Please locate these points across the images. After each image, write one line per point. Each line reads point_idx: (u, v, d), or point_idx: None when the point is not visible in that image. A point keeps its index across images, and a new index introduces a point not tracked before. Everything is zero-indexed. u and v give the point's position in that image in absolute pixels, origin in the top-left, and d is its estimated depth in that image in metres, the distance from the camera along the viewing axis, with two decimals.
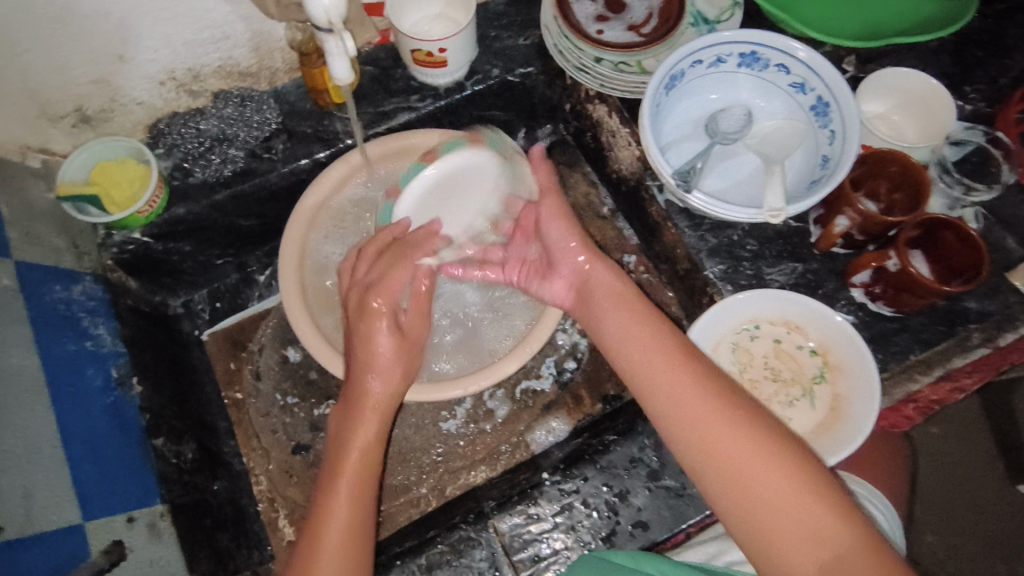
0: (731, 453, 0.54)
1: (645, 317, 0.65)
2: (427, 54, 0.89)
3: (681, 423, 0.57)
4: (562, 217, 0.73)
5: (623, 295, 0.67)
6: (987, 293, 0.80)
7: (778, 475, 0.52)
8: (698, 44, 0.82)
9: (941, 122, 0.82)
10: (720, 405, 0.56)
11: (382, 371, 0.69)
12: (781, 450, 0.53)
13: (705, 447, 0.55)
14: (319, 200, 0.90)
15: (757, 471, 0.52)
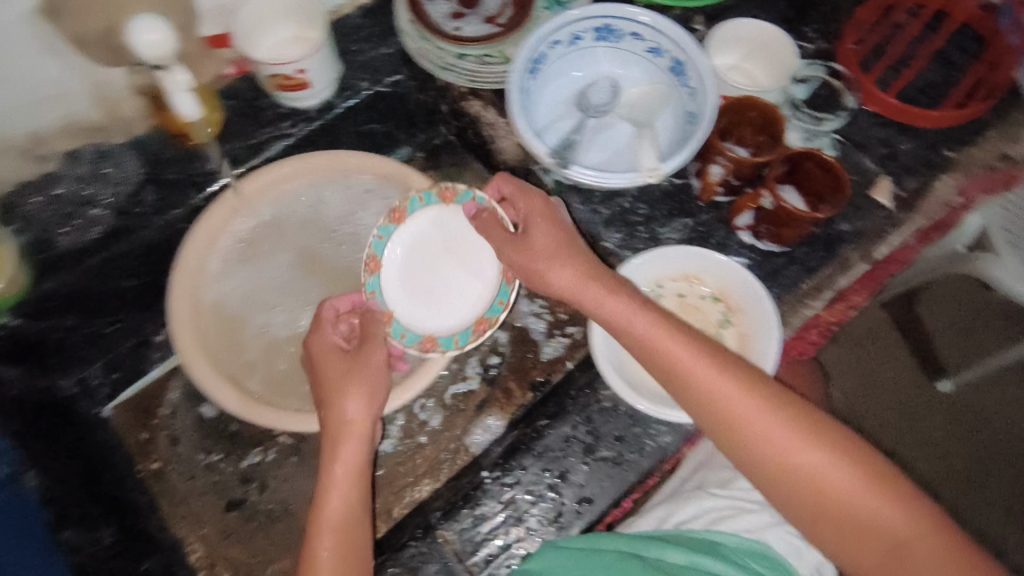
0: (775, 445, 0.58)
1: (661, 316, 0.65)
2: (286, 78, 0.87)
3: (720, 421, 0.60)
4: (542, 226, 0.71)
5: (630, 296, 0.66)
6: (857, 213, 0.86)
7: (821, 458, 0.57)
8: (552, 25, 0.84)
9: (786, 63, 0.88)
10: (776, 426, 0.58)
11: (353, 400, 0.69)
12: (819, 433, 0.57)
13: (775, 469, 0.58)
14: (204, 245, 0.85)
15: (824, 483, 0.56)
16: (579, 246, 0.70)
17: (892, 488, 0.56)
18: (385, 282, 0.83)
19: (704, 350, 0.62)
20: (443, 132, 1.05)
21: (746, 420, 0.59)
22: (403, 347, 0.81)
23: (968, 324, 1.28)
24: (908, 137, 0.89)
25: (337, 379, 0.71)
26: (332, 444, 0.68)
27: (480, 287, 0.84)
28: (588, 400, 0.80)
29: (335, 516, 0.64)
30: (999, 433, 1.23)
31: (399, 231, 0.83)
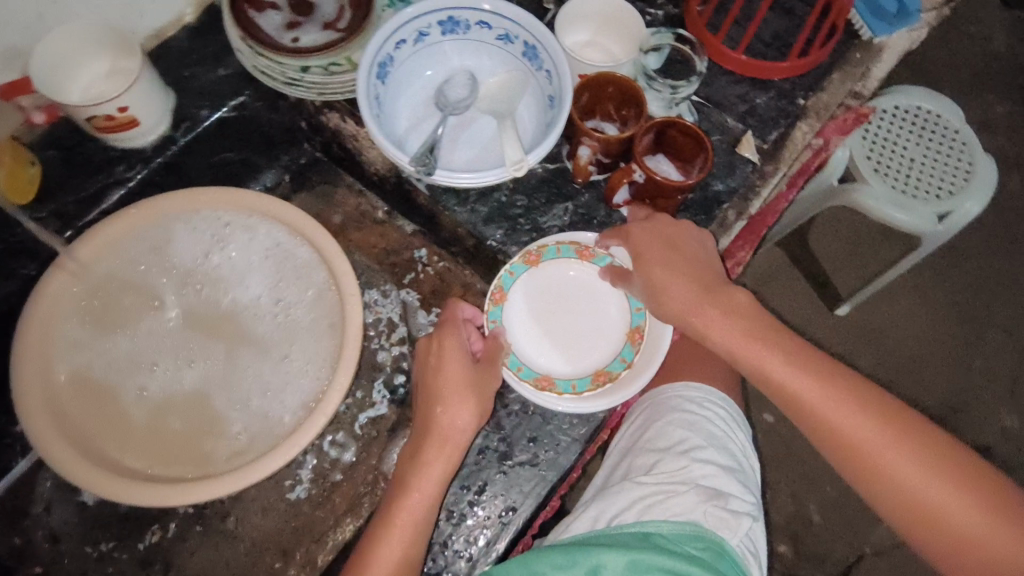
0: (874, 449, 0.61)
1: (759, 329, 0.67)
2: (107, 118, 0.78)
3: (822, 434, 0.63)
4: (652, 241, 0.72)
5: (730, 302, 0.68)
6: (727, 171, 0.87)
7: (909, 460, 0.60)
8: (394, 23, 0.79)
9: (634, 33, 0.87)
10: (883, 433, 0.61)
11: (454, 410, 0.67)
12: (910, 433, 0.61)
13: (875, 475, 0.61)
14: (44, 318, 0.76)
15: (925, 491, 0.59)
16: (679, 255, 0.70)
17: (985, 490, 0.59)
18: (508, 315, 0.79)
19: (800, 356, 0.66)
20: (309, 151, 0.98)
21: (840, 423, 0.62)
22: (519, 380, 0.74)
23: (853, 250, 1.36)
24: (763, 91, 0.91)
25: (452, 378, 0.68)
26: (438, 450, 0.66)
27: (604, 336, 0.78)
28: (496, 407, 0.77)
29: (406, 520, 0.64)
30: (899, 344, 1.31)
31: (529, 272, 0.80)
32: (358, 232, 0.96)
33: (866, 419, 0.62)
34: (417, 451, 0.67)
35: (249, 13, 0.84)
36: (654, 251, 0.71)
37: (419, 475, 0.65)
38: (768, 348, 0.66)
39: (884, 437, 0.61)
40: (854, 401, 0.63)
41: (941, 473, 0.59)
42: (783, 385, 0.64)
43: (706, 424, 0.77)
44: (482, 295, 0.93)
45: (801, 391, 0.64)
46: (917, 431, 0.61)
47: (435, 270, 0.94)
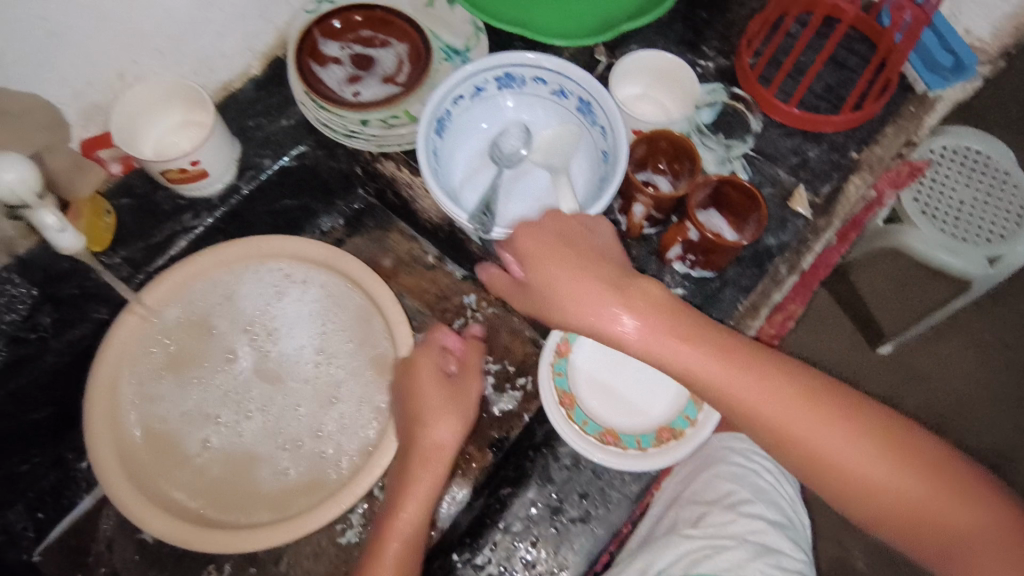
0: (829, 450, 0.58)
1: (686, 325, 0.59)
2: (180, 171, 0.81)
3: (776, 440, 0.59)
4: (557, 242, 0.62)
5: (647, 293, 0.60)
6: (779, 226, 0.87)
7: (860, 449, 0.57)
8: (453, 80, 0.81)
9: (687, 89, 0.89)
10: (838, 430, 0.58)
11: (436, 424, 0.73)
12: (864, 426, 0.58)
13: (835, 477, 0.58)
14: (116, 362, 0.79)
15: (885, 483, 0.57)
16: (581, 249, 0.61)
17: (939, 468, 0.57)
18: (572, 368, 0.79)
19: (740, 352, 0.60)
20: (363, 196, 1.02)
21: (795, 426, 0.58)
22: (584, 435, 0.75)
23: (900, 290, 1.33)
24: (815, 144, 0.91)
25: (428, 398, 0.74)
26: (425, 467, 0.72)
27: (666, 391, 0.78)
28: (548, 461, 0.78)
29: (401, 529, 0.70)
30: (944, 388, 1.28)
31: None
32: (410, 278, 0.99)
33: (820, 416, 0.58)
34: (406, 469, 0.73)
35: (311, 67, 0.87)
36: (553, 248, 0.62)
37: (406, 492, 0.71)
38: (709, 350, 0.59)
39: (840, 431, 0.58)
40: (803, 402, 0.58)
41: (900, 458, 0.57)
42: (722, 387, 0.59)
43: (753, 476, 0.76)
44: (533, 342, 0.94)
45: (748, 398, 0.59)
46: (868, 419, 0.58)
47: (485, 315, 0.96)
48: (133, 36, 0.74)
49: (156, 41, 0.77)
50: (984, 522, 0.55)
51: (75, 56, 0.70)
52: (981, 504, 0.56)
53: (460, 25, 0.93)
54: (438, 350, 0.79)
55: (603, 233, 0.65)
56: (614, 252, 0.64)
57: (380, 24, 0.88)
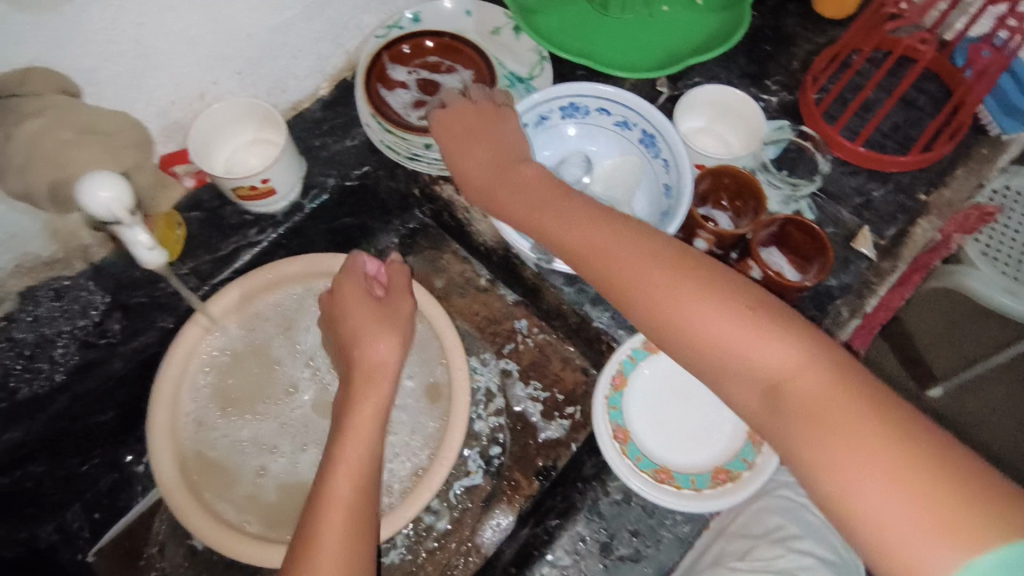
0: (698, 323, 0.55)
1: (569, 210, 0.66)
2: (250, 189, 0.83)
3: (646, 309, 0.58)
4: (468, 134, 0.77)
5: (525, 176, 0.71)
6: (841, 267, 0.85)
7: (731, 322, 0.54)
8: (520, 109, 0.83)
9: (754, 125, 0.88)
10: (709, 300, 0.55)
11: (374, 340, 0.74)
12: (742, 305, 0.55)
13: (703, 352, 0.55)
14: (178, 372, 0.80)
15: (756, 362, 0.53)
16: (489, 138, 0.76)
17: (806, 342, 0.53)
18: (626, 401, 0.79)
19: (612, 220, 0.63)
20: (418, 216, 1.04)
21: (649, 283, 0.58)
22: (638, 470, 0.74)
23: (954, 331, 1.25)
24: (881, 184, 0.89)
25: (360, 316, 0.76)
26: (365, 387, 0.71)
27: (721, 432, 0.77)
28: (598, 495, 0.78)
29: (356, 449, 0.67)
30: (997, 436, 1.23)
31: (651, 357, 0.80)
32: (461, 300, 0.99)
33: (674, 275, 0.57)
34: (351, 393, 0.71)
35: (379, 91, 0.89)
36: (468, 137, 0.77)
37: (352, 412, 0.69)
38: (579, 215, 0.65)
39: (696, 291, 0.56)
40: (669, 267, 0.58)
41: (768, 334, 0.53)
42: (596, 250, 0.61)
43: (802, 511, 0.74)
44: (583, 371, 0.94)
45: (614, 258, 0.60)
46: (734, 289, 0.56)
47: (535, 340, 0.96)
48: (213, 59, 0.77)
49: (234, 64, 0.80)
50: (852, 408, 0.49)
51: (162, 76, 0.73)
52: (854, 391, 0.50)
53: (523, 53, 0.94)
54: (363, 276, 0.80)
55: (515, 122, 0.78)
56: (517, 145, 0.76)
57: (447, 50, 0.91)
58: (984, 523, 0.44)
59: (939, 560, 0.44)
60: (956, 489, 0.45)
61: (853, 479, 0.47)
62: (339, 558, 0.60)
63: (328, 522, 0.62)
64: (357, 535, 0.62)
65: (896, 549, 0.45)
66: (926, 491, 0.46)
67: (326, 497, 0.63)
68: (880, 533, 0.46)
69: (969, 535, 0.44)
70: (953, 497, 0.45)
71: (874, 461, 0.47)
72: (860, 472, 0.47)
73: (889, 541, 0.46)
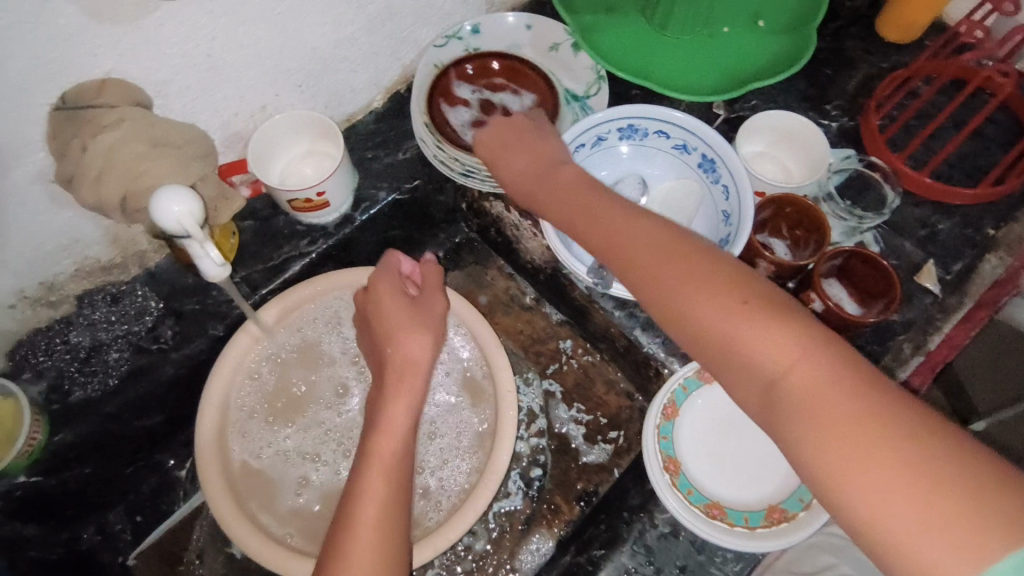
0: (701, 309, 0.54)
1: (596, 203, 0.66)
2: (305, 201, 0.84)
3: (653, 292, 0.57)
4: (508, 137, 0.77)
5: (559, 176, 0.71)
6: (905, 301, 0.83)
7: (735, 311, 0.52)
8: (578, 129, 0.81)
9: (817, 155, 0.86)
10: (715, 288, 0.54)
11: (405, 338, 0.72)
12: (753, 296, 0.53)
13: (703, 339, 0.53)
14: (226, 382, 0.81)
15: (758, 352, 0.51)
16: (527, 136, 0.77)
17: (810, 333, 0.50)
18: (677, 431, 0.77)
19: (631, 212, 0.63)
20: (463, 230, 1.04)
21: (653, 269, 0.57)
22: (689, 504, 0.72)
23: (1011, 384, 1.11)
24: (946, 217, 0.86)
25: (401, 307, 0.74)
26: (399, 381, 0.70)
27: (772, 470, 0.75)
28: (644, 525, 0.77)
29: (389, 451, 0.65)
30: None
31: (703, 388, 0.78)
32: (505, 317, 0.99)
33: (679, 263, 0.56)
34: (384, 391, 0.69)
35: (442, 108, 0.90)
36: (501, 137, 0.78)
37: (385, 407, 0.68)
38: (597, 207, 0.65)
39: (699, 278, 0.55)
40: (681, 257, 0.56)
41: (774, 325, 0.51)
42: (612, 237, 0.61)
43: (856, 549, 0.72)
44: (627, 396, 0.92)
45: (626, 244, 0.60)
46: (735, 278, 0.54)
47: (580, 362, 0.95)
48: (277, 72, 0.77)
49: (296, 77, 0.80)
50: (850, 407, 0.46)
51: (228, 88, 0.74)
52: (854, 386, 0.47)
53: (581, 71, 0.93)
54: (399, 274, 0.78)
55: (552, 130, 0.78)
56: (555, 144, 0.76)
57: (514, 74, 0.91)
58: (980, 527, 0.41)
59: (936, 562, 0.41)
60: (960, 493, 0.42)
61: (848, 480, 0.45)
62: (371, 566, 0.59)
63: (361, 522, 0.61)
64: (391, 537, 0.61)
65: (897, 553, 0.43)
66: (926, 493, 0.43)
67: (358, 501, 0.62)
68: (876, 530, 0.44)
69: (965, 536, 0.41)
70: (959, 509, 0.42)
71: (871, 461, 0.44)
72: (855, 471, 0.45)
73: (889, 545, 0.43)
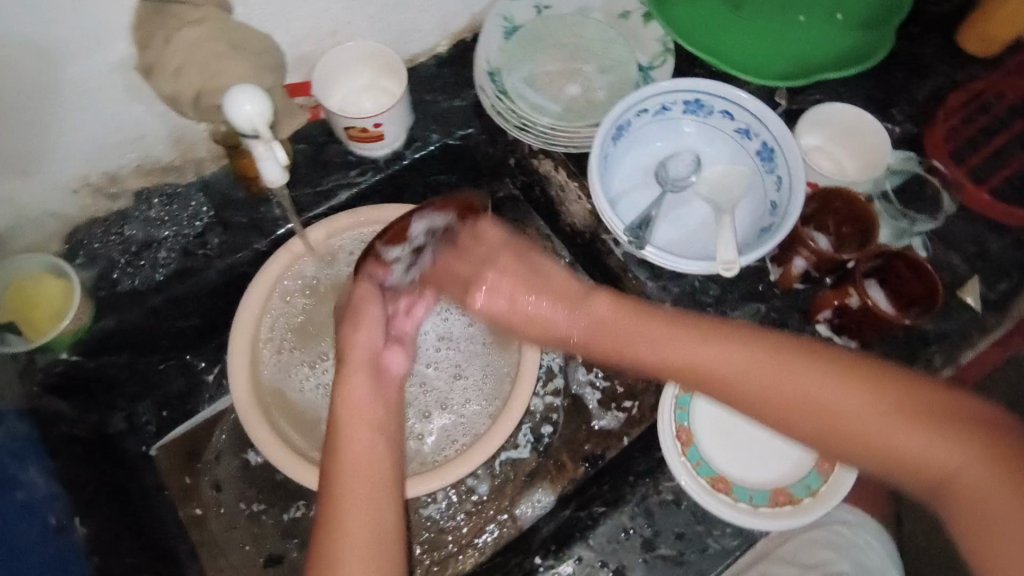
0: (831, 408, 0.57)
1: (664, 330, 0.65)
2: (362, 130, 0.85)
3: (769, 405, 0.59)
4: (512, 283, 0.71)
5: (593, 306, 0.68)
6: (942, 313, 0.82)
7: (860, 404, 0.56)
8: (643, 94, 0.82)
9: (877, 154, 0.84)
10: (830, 380, 0.57)
11: (360, 326, 0.70)
12: (865, 379, 0.57)
13: (838, 433, 0.57)
14: (265, 295, 0.84)
15: (891, 437, 0.55)
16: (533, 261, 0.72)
17: (925, 407, 0.55)
18: (695, 406, 0.78)
19: (705, 330, 0.63)
20: (507, 185, 1.04)
21: (762, 380, 0.59)
22: (696, 475, 0.74)
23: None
24: (999, 236, 0.85)
25: (341, 318, 0.72)
26: (349, 375, 0.67)
27: (785, 453, 0.76)
28: (648, 490, 0.78)
29: (360, 440, 0.64)
30: None
31: None
32: None
33: (792, 380, 0.58)
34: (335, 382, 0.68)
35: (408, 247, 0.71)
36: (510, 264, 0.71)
37: (342, 394, 0.67)
38: (649, 330, 0.65)
39: (818, 394, 0.57)
40: (783, 363, 0.59)
41: (893, 409, 0.55)
42: (702, 368, 0.61)
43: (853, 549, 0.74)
44: None
45: (722, 365, 0.61)
46: (833, 364, 0.58)
47: None
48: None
49: (370, 8, 0.81)
50: (983, 473, 0.52)
51: (303, 9, 0.75)
52: (975, 445, 0.53)
53: (648, 41, 0.93)
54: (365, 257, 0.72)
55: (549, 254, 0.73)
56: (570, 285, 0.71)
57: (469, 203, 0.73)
58: None
59: None
60: None
61: (1003, 544, 0.50)
62: (363, 544, 0.58)
63: (347, 502, 0.60)
64: (382, 520, 0.60)
65: None
66: None
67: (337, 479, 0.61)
68: None
69: None
70: None
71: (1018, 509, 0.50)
72: (1004, 534, 0.51)
73: None
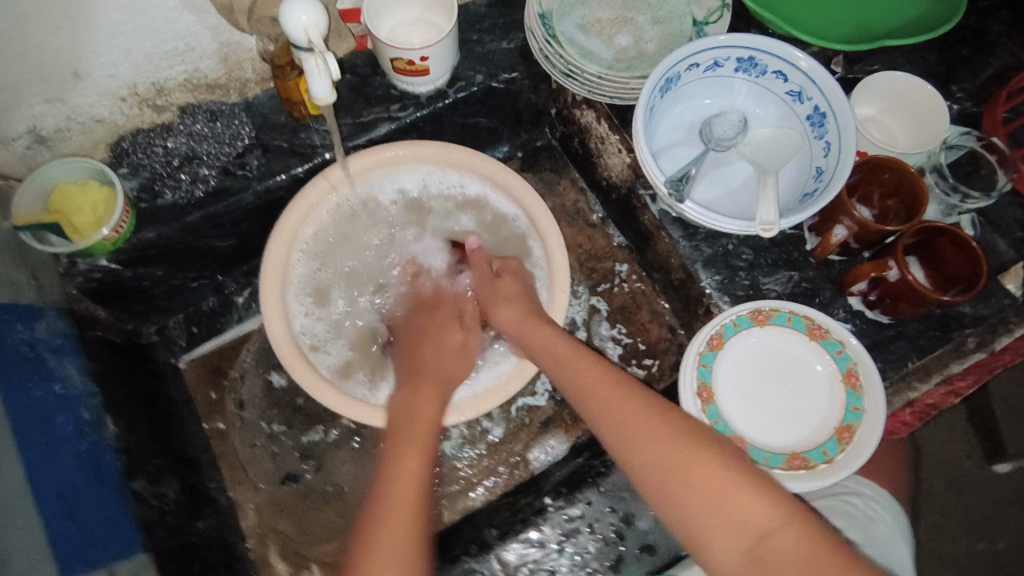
0: (682, 457, 0.58)
1: (577, 353, 0.72)
2: (408, 63, 0.83)
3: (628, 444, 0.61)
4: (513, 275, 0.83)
5: (542, 331, 0.76)
6: (981, 297, 0.80)
7: (710, 461, 0.58)
8: (698, 46, 0.79)
9: (932, 130, 0.83)
10: (688, 437, 0.60)
11: (445, 353, 0.80)
12: (718, 447, 0.59)
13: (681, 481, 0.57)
14: (303, 216, 0.84)
15: (730, 497, 0.55)
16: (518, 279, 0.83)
17: (766, 485, 0.56)
18: (718, 365, 0.79)
19: (610, 374, 0.68)
20: (547, 135, 1.07)
21: (635, 419, 0.62)
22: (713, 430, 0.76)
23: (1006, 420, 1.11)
24: None
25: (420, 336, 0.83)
26: (424, 384, 0.76)
27: (798, 426, 0.77)
28: None
29: (423, 440, 0.68)
30: None
31: (753, 329, 0.79)
32: (571, 225, 1.05)
33: (658, 435, 0.60)
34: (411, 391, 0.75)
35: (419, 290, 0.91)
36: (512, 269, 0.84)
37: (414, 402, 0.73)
38: (573, 357, 0.72)
39: (681, 447, 0.59)
40: (653, 414, 0.62)
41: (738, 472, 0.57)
42: (595, 392, 0.67)
43: (868, 522, 0.74)
44: (669, 328, 0.98)
45: (612, 399, 0.65)
46: (695, 429, 0.61)
47: (630, 288, 1.00)
48: None
49: None
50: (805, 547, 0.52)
51: None
52: (805, 525, 0.53)
53: None
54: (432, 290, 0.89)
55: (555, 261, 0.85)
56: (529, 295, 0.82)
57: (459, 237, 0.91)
58: None
59: None
60: None
61: None
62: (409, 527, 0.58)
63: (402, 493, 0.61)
64: (424, 513, 0.60)
65: None
66: None
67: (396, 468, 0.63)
68: None
69: None
70: None
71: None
72: None
73: None
